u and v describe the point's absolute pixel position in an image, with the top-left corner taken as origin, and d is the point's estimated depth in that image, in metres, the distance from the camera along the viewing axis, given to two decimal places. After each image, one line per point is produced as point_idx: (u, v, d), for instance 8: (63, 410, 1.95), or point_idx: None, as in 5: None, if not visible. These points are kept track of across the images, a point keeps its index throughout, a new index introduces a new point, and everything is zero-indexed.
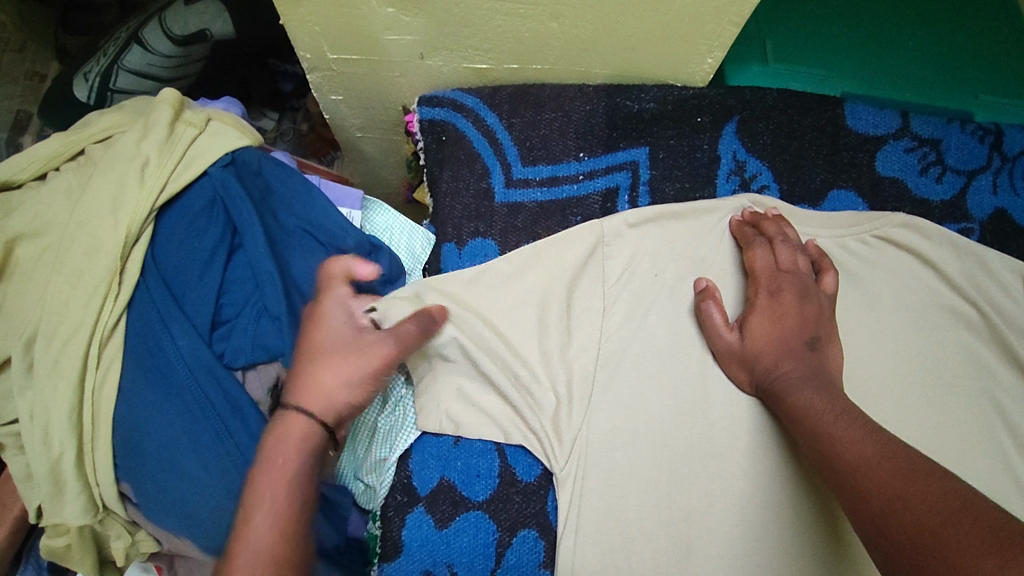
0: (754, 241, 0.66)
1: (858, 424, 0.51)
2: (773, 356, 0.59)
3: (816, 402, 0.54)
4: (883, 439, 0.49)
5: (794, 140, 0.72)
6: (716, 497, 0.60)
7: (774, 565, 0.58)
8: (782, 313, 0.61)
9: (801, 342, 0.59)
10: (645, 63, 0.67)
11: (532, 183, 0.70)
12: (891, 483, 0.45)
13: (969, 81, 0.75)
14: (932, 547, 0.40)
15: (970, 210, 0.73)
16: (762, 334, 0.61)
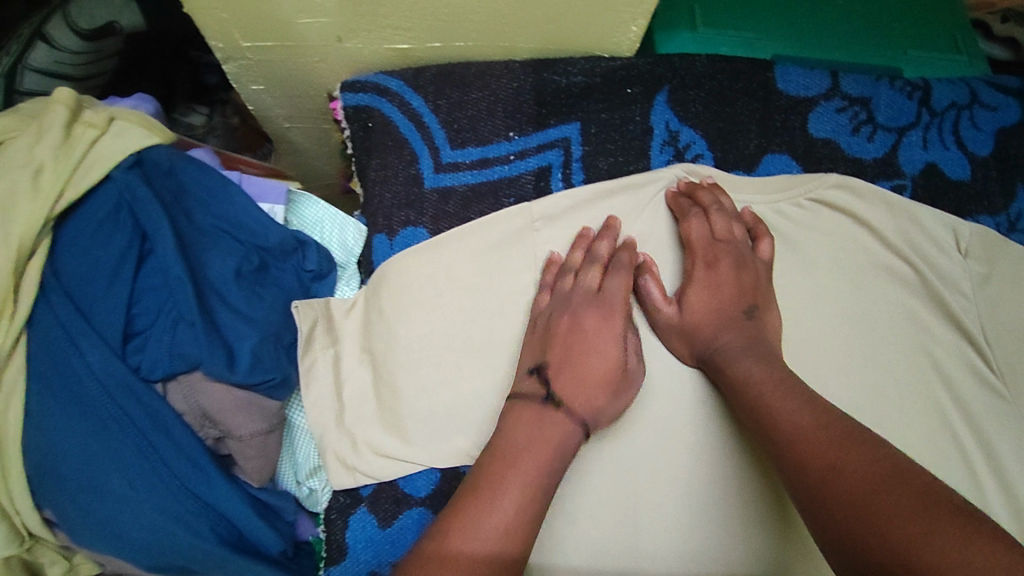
0: (689, 211, 0.65)
1: (794, 391, 0.52)
2: (713, 325, 0.60)
3: (756, 370, 0.55)
4: (820, 407, 0.50)
5: (726, 106, 0.71)
6: (662, 472, 0.60)
7: (717, 538, 0.58)
8: (712, 282, 0.62)
9: (735, 310, 0.60)
10: (568, 36, 0.65)
11: (462, 166, 0.66)
12: (827, 450, 0.46)
13: (892, 39, 0.77)
14: (865, 514, 0.42)
15: (902, 167, 0.72)
16: (700, 302, 0.61)
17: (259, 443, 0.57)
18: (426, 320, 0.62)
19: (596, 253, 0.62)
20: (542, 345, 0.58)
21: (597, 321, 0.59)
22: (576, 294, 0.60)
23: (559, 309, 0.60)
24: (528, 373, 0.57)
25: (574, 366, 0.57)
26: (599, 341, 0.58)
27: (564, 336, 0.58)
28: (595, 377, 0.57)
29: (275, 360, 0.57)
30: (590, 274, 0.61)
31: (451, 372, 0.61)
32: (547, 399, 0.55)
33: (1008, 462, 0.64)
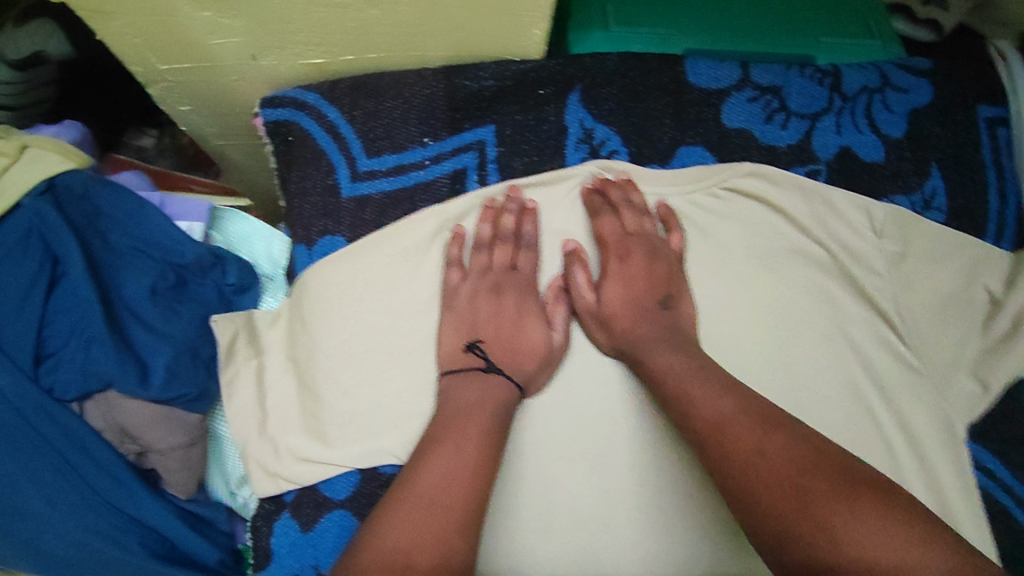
0: (601, 208, 0.69)
1: (710, 379, 0.56)
2: (628, 317, 0.64)
3: (675, 365, 0.58)
4: (740, 401, 0.54)
5: (639, 102, 0.72)
6: (582, 462, 0.62)
7: (631, 525, 0.60)
8: (626, 275, 0.66)
9: (649, 301, 0.64)
10: (475, 43, 0.67)
11: (378, 173, 0.68)
12: (753, 441, 0.50)
13: (803, 27, 0.78)
14: (795, 502, 0.47)
15: (816, 152, 0.74)
16: (616, 296, 0.65)
17: (181, 455, 0.58)
18: (346, 324, 0.63)
19: (504, 228, 0.67)
20: (472, 323, 0.63)
21: (517, 297, 0.65)
22: (495, 272, 0.65)
23: (484, 290, 0.64)
24: (462, 347, 0.62)
25: (505, 339, 0.63)
26: (523, 316, 0.64)
27: (490, 314, 0.63)
28: (525, 348, 0.62)
29: (192, 375, 0.59)
30: (502, 252, 0.66)
31: (370, 376, 0.62)
32: (488, 368, 0.60)
33: (923, 435, 0.66)
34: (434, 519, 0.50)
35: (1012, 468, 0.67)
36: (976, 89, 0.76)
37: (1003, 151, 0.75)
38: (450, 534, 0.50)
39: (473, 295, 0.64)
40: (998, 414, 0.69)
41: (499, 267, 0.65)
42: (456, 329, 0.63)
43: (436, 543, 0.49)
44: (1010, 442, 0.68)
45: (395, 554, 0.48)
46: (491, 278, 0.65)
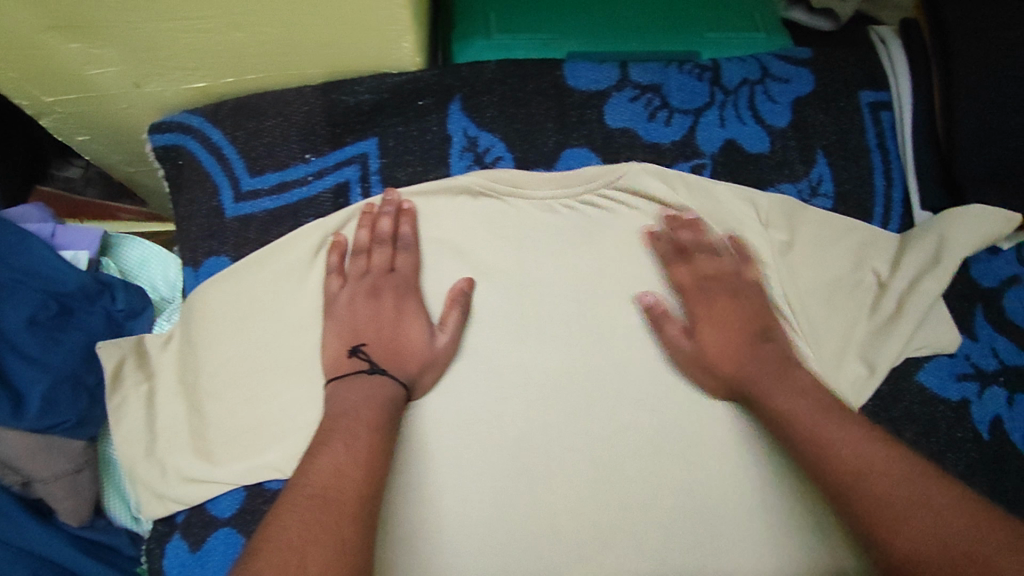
0: (673, 259, 0.69)
1: (834, 416, 0.56)
2: (741, 365, 0.63)
3: (799, 407, 0.58)
4: (858, 438, 0.54)
5: (521, 108, 0.73)
6: (469, 464, 0.64)
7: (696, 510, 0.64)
8: (728, 320, 0.66)
9: (743, 341, 0.64)
10: (349, 58, 0.68)
11: (261, 193, 0.69)
12: (882, 484, 0.50)
13: (685, 23, 0.79)
14: (973, 555, 0.44)
15: (700, 146, 0.75)
16: (734, 336, 0.65)
17: (66, 484, 0.60)
18: (231, 342, 0.65)
19: (381, 231, 0.67)
20: (353, 328, 0.63)
21: (396, 299, 0.65)
22: (374, 276, 0.65)
23: (366, 294, 0.64)
24: (345, 353, 0.62)
25: (388, 341, 0.62)
26: (404, 317, 0.64)
27: (372, 318, 0.63)
28: (407, 349, 0.63)
29: (72, 403, 0.60)
30: (380, 254, 0.66)
31: (253, 392, 0.63)
32: (371, 368, 0.60)
33: None
34: (334, 513, 0.49)
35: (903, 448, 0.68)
36: (857, 76, 0.77)
37: (887, 134, 0.76)
38: (349, 526, 0.49)
39: (353, 299, 0.64)
40: (888, 394, 0.69)
41: (377, 268, 0.66)
42: (339, 337, 0.63)
43: (338, 536, 0.48)
44: (900, 422, 0.68)
45: (297, 552, 0.46)
46: (369, 281, 0.65)
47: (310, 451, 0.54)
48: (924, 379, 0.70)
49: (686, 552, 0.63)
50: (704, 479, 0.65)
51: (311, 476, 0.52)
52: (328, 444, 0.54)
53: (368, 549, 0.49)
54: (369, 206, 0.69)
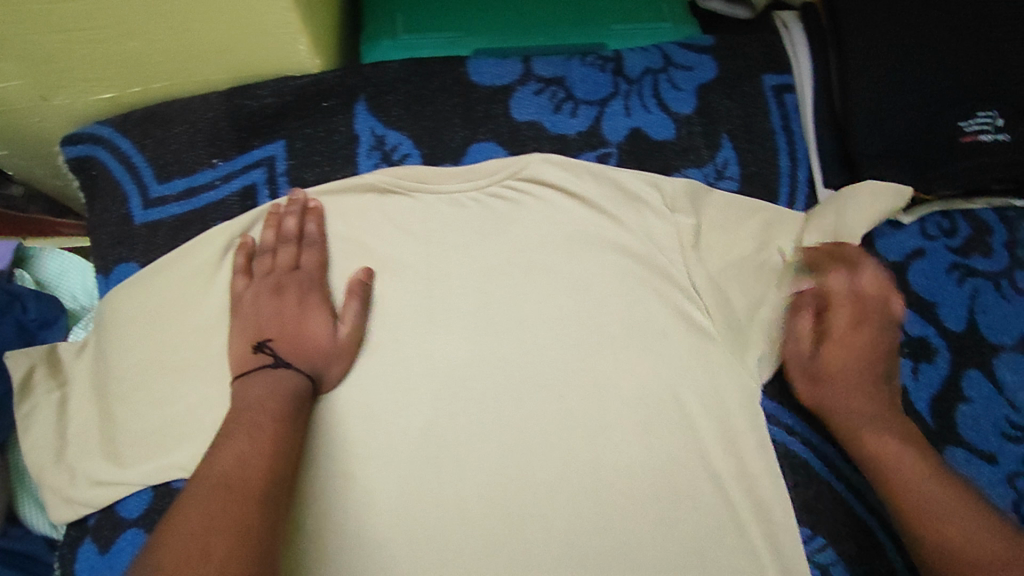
0: (824, 264, 0.71)
1: (911, 465, 0.62)
2: (846, 405, 0.67)
3: (896, 454, 0.63)
4: (930, 487, 0.60)
5: (426, 105, 0.74)
6: (368, 465, 0.65)
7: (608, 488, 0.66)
8: (856, 349, 0.69)
9: (866, 373, 0.68)
10: (249, 62, 0.69)
11: (169, 199, 0.71)
12: (951, 529, 0.57)
13: (590, 16, 0.81)
14: None
15: (606, 136, 0.76)
16: (839, 369, 0.68)
17: None
18: (140, 347, 0.66)
19: (286, 231, 0.69)
20: (258, 325, 0.64)
21: (300, 294, 0.66)
22: (278, 274, 0.67)
23: (270, 291, 0.65)
24: (251, 348, 0.63)
25: (293, 335, 0.63)
26: (308, 311, 0.65)
27: (277, 313, 0.64)
28: (312, 342, 0.64)
29: None
30: (285, 253, 0.68)
31: (161, 395, 0.65)
32: (276, 361, 0.61)
33: (718, 400, 0.68)
34: (236, 500, 0.49)
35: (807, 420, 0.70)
36: (761, 60, 0.79)
37: (792, 116, 0.77)
38: (253, 510, 0.49)
39: (259, 296, 0.65)
40: None
41: (281, 267, 0.67)
42: (246, 334, 0.64)
43: (240, 520, 0.48)
44: None
45: (199, 539, 0.46)
46: (274, 279, 0.66)
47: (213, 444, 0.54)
48: None
49: (593, 532, 0.65)
50: (615, 461, 0.67)
51: (211, 464, 0.52)
52: (230, 434, 0.54)
53: (272, 533, 0.49)
54: (274, 208, 0.70)
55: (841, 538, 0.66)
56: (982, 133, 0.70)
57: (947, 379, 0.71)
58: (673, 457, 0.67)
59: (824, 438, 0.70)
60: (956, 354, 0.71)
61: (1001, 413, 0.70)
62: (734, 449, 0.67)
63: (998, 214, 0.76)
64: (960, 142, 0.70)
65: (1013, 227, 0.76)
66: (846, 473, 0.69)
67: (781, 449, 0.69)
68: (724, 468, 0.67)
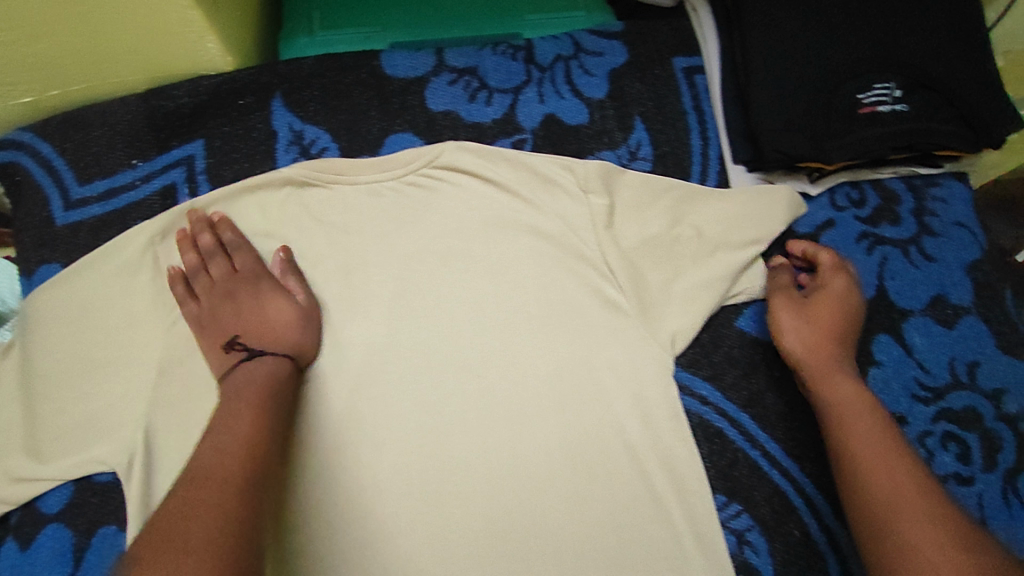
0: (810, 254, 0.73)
1: (875, 421, 0.61)
2: (828, 356, 0.66)
3: (859, 405, 0.63)
4: (887, 441, 0.60)
5: (343, 99, 0.77)
6: (330, 465, 0.67)
7: (528, 465, 0.68)
8: (834, 309, 0.69)
9: (846, 335, 0.68)
10: (162, 63, 0.72)
11: (90, 200, 0.73)
12: (899, 479, 0.56)
13: (505, 8, 0.83)
14: None
15: (521, 122, 0.78)
16: (823, 320, 0.68)
17: None
18: (61, 345, 0.68)
19: (203, 249, 0.70)
20: (221, 326, 0.66)
21: (249, 289, 0.68)
22: (223, 279, 0.69)
23: (227, 291, 0.68)
24: (223, 351, 0.65)
25: (253, 328, 0.66)
26: (263, 299, 0.67)
27: (240, 309, 0.67)
28: (281, 323, 0.66)
29: None
30: (218, 266, 0.69)
31: (81, 392, 0.66)
32: (251, 353, 0.64)
33: (630, 375, 0.70)
34: (216, 487, 0.50)
35: (723, 391, 0.71)
36: (669, 43, 0.81)
37: (703, 97, 0.80)
38: (233, 492, 0.50)
39: (220, 299, 0.67)
40: (707, 342, 0.73)
41: (220, 277, 0.69)
42: (213, 340, 0.66)
43: (230, 503, 0.49)
44: (720, 366, 0.72)
45: (192, 521, 0.47)
46: (220, 289, 0.68)
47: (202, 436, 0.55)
48: (742, 325, 0.74)
49: (513, 507, 0.67)
50: (535, 440, 0.69)
51: (196, 456, 0.53)
52: (220, 424, 0.56)
53: (258, 514, 0.50)
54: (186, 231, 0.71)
55: (756, 503, 0.68)
56: (880, 104, 0.72)
57: (858, 344, 0.72)
58: (589, 431, 0.69)
59: (741, 407, 0.71)
60: (866, 320, 0.73)
61: (910, 375, 0.72)
62: (648, 423, 0.69)
63: (906, 183, 0.78)
64: (860, 112, 0.71)
65: (921, 195, 0.78)
66: (762, 441, 0.70)
67: (697, 419, 0.70)
68: (639, 441, 0.68)
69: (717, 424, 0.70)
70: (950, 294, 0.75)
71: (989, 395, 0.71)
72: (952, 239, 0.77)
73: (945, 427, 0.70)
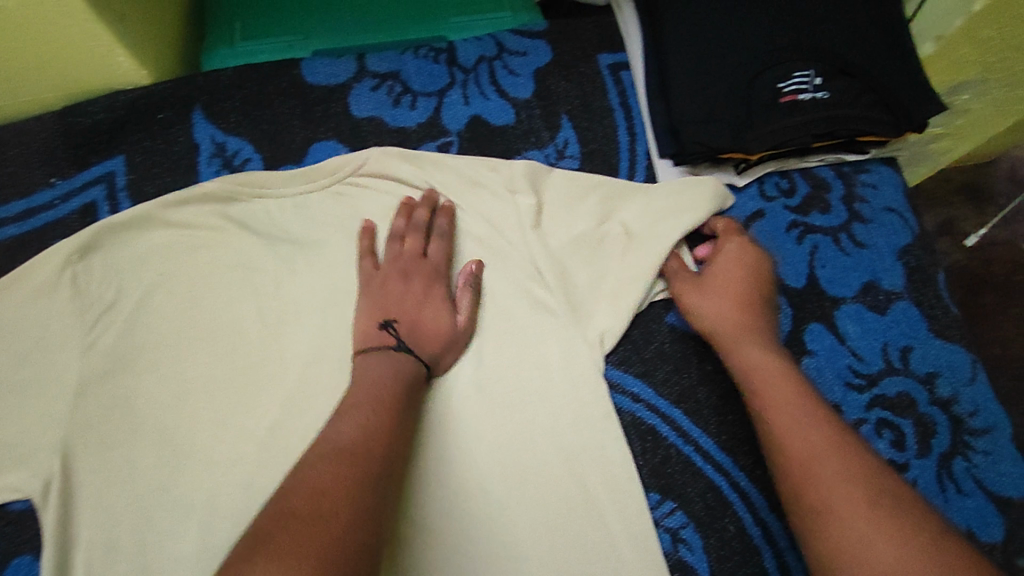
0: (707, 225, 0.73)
1: (787, 380, 0.60)
2: (736, 321, 0.66)
3: (772, 367, 0.61)
4: (801, 400, 0.59)
5: (265, 109, 0.76)
6: (414, 468, 0.65)
7: (465, 465, 0.66)
8: (735, 274, 0.68)
9: (754, 296, 0.67)
10: (76, 79, 0.71)
11: (6, 221, 0.71)
12: (803, 433, 0.56)
13: (427, 14, 0.83)
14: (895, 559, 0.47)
15: (446, 125, 0.77)
16: (725, 286, 0.67)
17: None
18: None
19: (417, 221, 0.71)
20: (382, 303, 0.66)
21: (424, 281, 0.68)
22: (404, 257, 0.69)
23: (393, 272, 0.68)
24: (376, 327, 0.64)
25: (417, 325, 0.65)
26: (429, 300, 0.67)
27: (412, 295, 0.66)
28: (432, 332, 0.66)
29: None
30: (414, 239, 0.70)
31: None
32: (399, 345, 0.63)
33: (558, 378, 0.69)
34: (354, 478, 0.49)
35: (654, 387, 0.70)
36: (592, 42, 0.82)
37: (630, 92, 0.80)
38: (368, 485, 0.49)
39: (371, 283, 0.68)
40: (638, 338, 0.72)
41: (410, 253, 0.69)
42: (370, 313, 0.66)
43: (358, 490, 0.48)
44: (652, 362, 0.71)
45: (327, 498, 0.46)
46: (402, 264, 0.69)
47: (333, 416, 0.55)
48: (672, 319, 0.73)
49: (459, 510, 0.64)
50: (476, 440, 0.67)
51: (318, 443, 0.52)
52: (355, 414, 0.55)
53: (382, 507, 0.49)
54: (407, 198, 0.73)
55: (689, 499, 0.67)
56: (800, 92, 0.71)
57: (792, 333, 0.71)
58: (524, 432, 0.67)
59: (673, 402, 0.70)
60: (798, 309, 0.72)
61: (844, 363, 0.71)
62: (580, 423, 0.68)
63: (835, 171, 0.78)
64: (780, 102, 0.71)
65: (850, 181, 0.78)
66: (695, 436, 0.69)
67: (629, 418, 0.69)
68: (574, 441, 0.67)
69: (649, 422, 0.69)
70: (882, 280, 0.74)
71: (923, 379, 0.71)
72: (883, 224, 0.77)
73: (879, 415, 0.69)
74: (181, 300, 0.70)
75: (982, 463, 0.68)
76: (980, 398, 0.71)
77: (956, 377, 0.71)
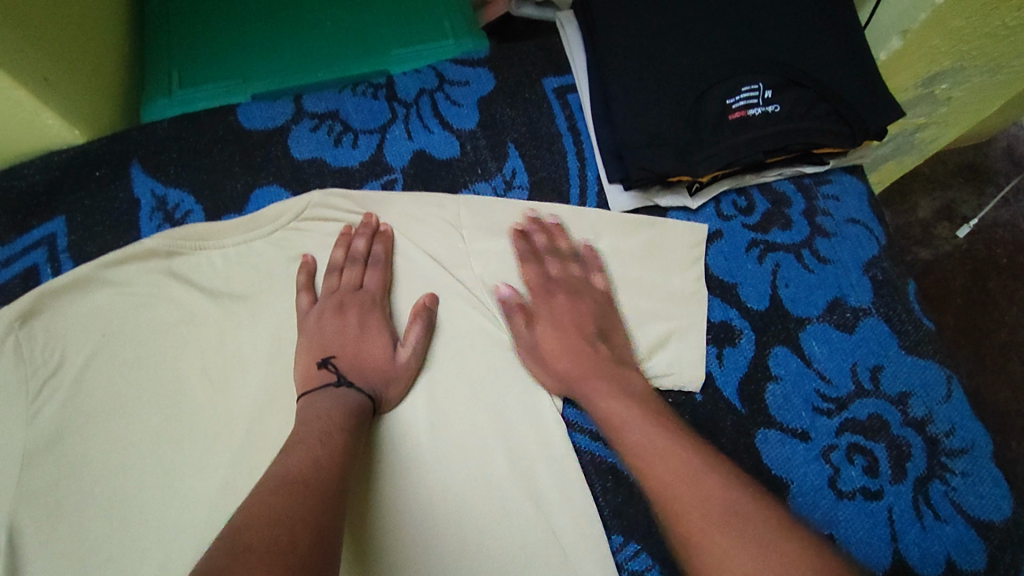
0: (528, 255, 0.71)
1: (642, 423, 0.59)
2: (574, 366, 0.66)
3: (620, 411, 0.61)
4: (639, 415, 0.60)
5: (204, 159, 0.75)
6: (372, 507, 0.62)
7: (426, 505, 0.63)
8: (574, 317, 0.68)
9: (585, 336, 0.67)
10: (7, 143, 0.69)
11: None
12: (654, 463, 0.56)
13: (367, 47, 0.82)
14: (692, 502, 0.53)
15: (389, 162, 0.76)
16: (565, 348, 0.66)
17: None
18: None
19: (355, 252, 0.70)
20: (321, 342, 0.64)
21: (360, 315, 0.66)
22: (342, 293, 0.67)
23: (331, 308, 0.66)
24: (316, 366, 0.63)
25: (358, 359, 0.64)
26: (371, 331, 0.66)
27: (351, 330, 0.65)
28: (374, 364, 0.64)
29: None
30: (351, 273, 0.69)
31: None
32: (340, 381, 0.62)
33: (517, 419, 0.67)
34: (304, 495, 0.48)
35: None
36: (534, 68, 0.81)
37: (577, 116, 0.79)
38: (320, 504, 0.48)
39: (310, 321, 0.66)
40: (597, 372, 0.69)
41: (347, 289, 0.68)
42: (310, 351, 0.64)
43: (314, 518, 0.47)
44: None
45: (285, 528, 0.45)
46: (338, 297, 0.67)
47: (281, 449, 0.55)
48: None
49: (427, 551, 0.61)
50: (442, 478, 0.64)
51: (269, 470, 0.52)
52: (299, 444, 0.54)
53: (338, 526, 0.49)
54: (347, 228, 0.72)
55: (654, 540, 0.64)
56: (750, 107, 0.68)
57: (753, 360, 0.69)
58: (485, 472, 0.65)
59: None
60: (760, 333, 0.70)
61: (811, 387, 0.68)
62: (539, 466, 0.66)
63: (795, 184, 0.77)
64: (729, 119, 0.68)
65: (810, 194, 0.76)
66: None
67: (588, 457, 0.67)
68: (540, 481, 0.65)
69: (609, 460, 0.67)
70: (848, 296, 0.72)
71: (895, 400, 0.68)
72: (847, 237, 0.75)
73: (849, 440, 0.66)
74: (128, 359, 0.69)
75: (960, 486, 0.65)
76: (956, 415, 0.67)
77: (930, 397, 0.68)
